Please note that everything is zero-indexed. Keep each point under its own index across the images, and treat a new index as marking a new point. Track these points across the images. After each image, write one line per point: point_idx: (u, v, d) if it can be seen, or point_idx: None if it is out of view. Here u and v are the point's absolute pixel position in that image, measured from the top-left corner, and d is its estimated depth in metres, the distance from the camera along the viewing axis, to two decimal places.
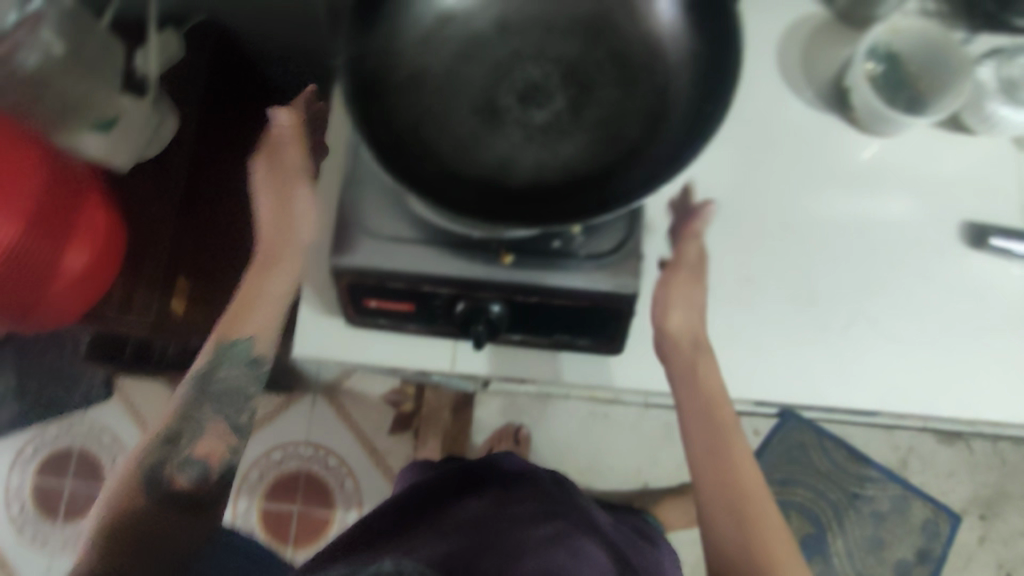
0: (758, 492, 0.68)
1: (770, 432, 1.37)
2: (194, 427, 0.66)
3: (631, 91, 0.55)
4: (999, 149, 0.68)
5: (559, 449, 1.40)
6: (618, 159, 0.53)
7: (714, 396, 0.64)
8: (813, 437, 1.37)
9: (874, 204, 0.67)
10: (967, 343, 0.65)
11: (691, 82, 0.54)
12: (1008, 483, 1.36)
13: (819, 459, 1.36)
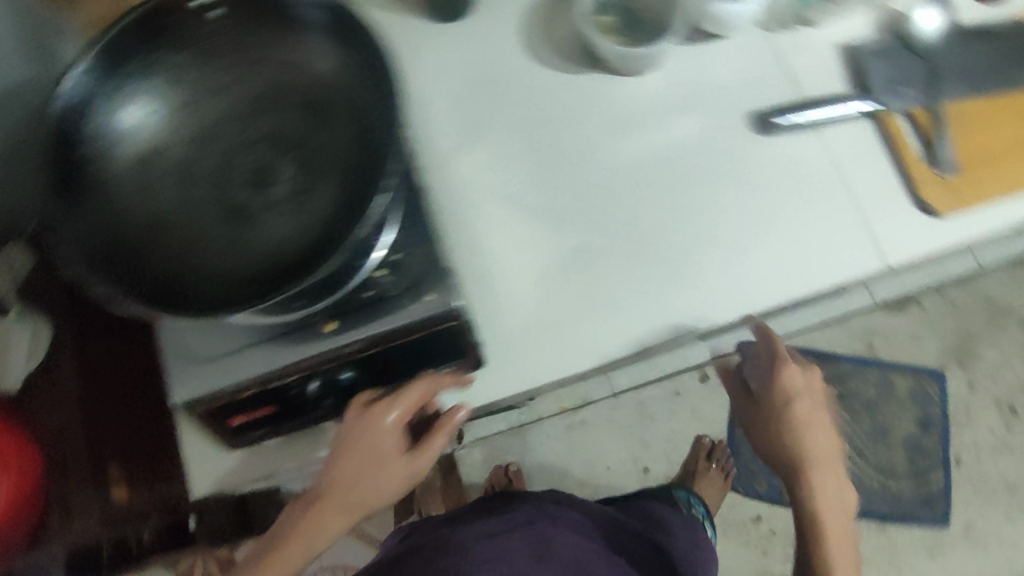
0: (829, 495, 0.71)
1: None
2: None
3: (332, 126, 0.59)
4: (752, 37, 0.71)
5: (553, 470, 1.39)
6: (357, 180, 0.57)
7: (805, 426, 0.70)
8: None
9: (658, 133, 0.70)
10: (798, 220, 0.67)
11: (370, 85, 0.57)
12: (969, 323, 1.37)
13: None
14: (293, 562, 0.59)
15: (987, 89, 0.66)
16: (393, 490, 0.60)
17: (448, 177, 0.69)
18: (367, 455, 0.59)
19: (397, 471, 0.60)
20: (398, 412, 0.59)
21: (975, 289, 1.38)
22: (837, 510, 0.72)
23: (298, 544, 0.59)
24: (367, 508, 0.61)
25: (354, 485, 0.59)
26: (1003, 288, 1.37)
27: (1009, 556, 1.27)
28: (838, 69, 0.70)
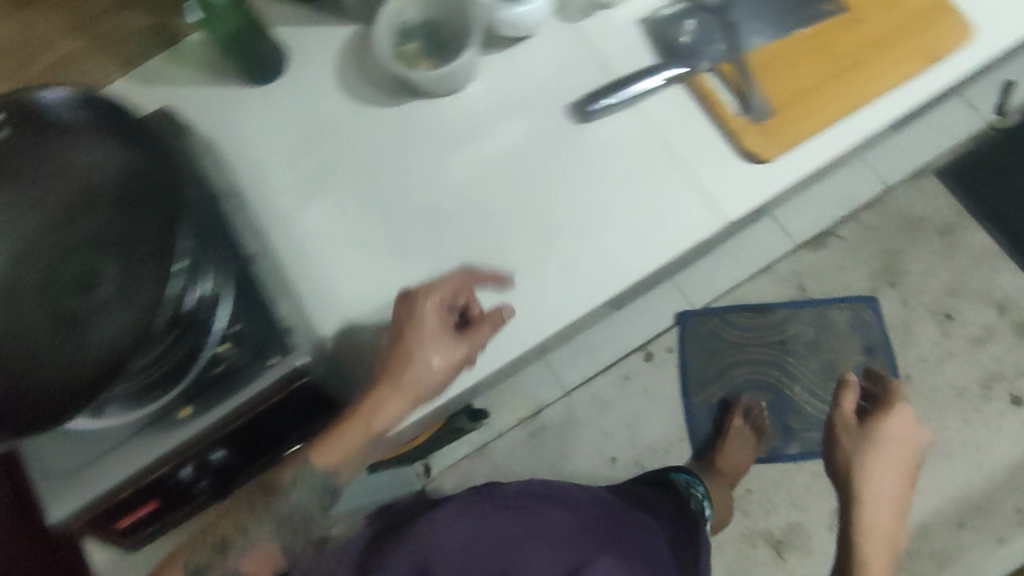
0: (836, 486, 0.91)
1: (680, 342, 1.39)
2: (223, 553, 0.61)
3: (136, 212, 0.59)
4: (556, 31, 0.72)
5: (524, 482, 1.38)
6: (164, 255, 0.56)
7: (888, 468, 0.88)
8: (721, 320, 1.38)
9: (486, 144, 0.71)
10: (633, 198, 0.68)
11: (160, 166, 0.59)
12: (889, 241, 1.39)
13: (739, 332, 1.37)
14: (346, 441, 0.61)
15: (783, 31, 0.68)
16: (440, 368, 0.63)
17: (290, 235, 0.69)
18: (411, 332, 0.62)
19: (443, 351, 0.63)
20: (440, 290, 0.63)
21: (886, 209, 1.41)
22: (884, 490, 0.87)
23: (360, 411, 0.61)
24: (412, 386, 0.62)
25: (404, 357, 0.62)
26: (912, 202, 1.41)
27: (976, 457, 1.29)
28: (643, 44, 0.71)
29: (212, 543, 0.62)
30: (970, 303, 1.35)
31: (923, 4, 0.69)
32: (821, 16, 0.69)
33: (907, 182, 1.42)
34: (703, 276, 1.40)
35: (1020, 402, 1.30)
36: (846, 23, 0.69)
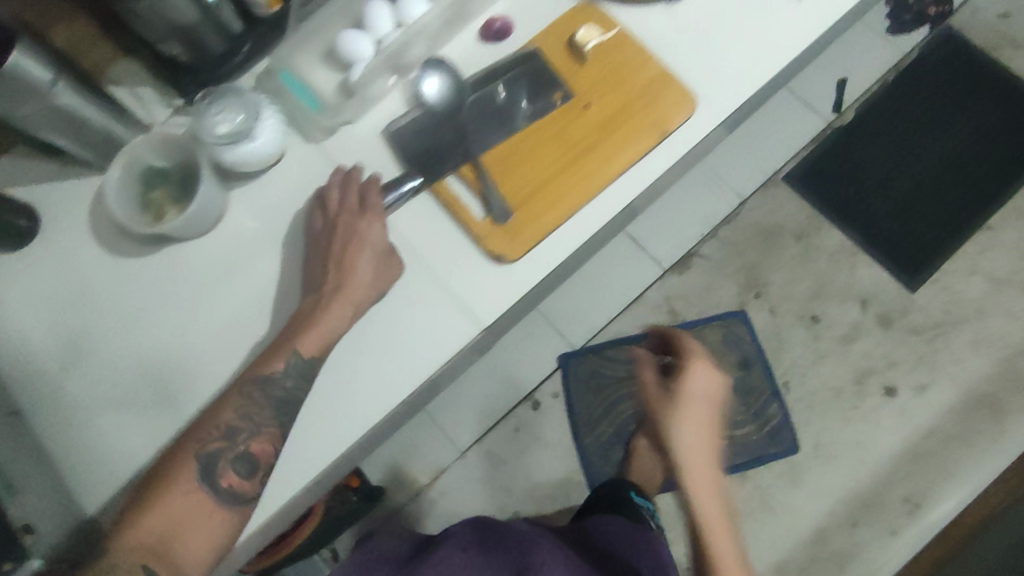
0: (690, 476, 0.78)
1: (564, 383, 1.40)
2: (232, 438, 0.62)
3: None
4: (303, 155, 0.73)
5: None
6: None
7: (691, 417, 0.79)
8: (600, 358, 1.39)
9: (244, 278, 0.71)
10: (393, 313, 0.68)
11: None
12: (749, 255, 1.42)
13: (619, 367, 1.38)
14: (327, 327, 0.64)
15: (514, 124, 0.70)
16: (382, 283, 0.67)
17: (53, 411, 0.68)
18: (359, 246, 0.66)
19: (371, 254, 0.66)
20: (375, 198, 0.68)
21: (743, 222, 1.44)
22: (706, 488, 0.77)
23: (326, 323, 0.64)
24: (363, 298, 0.66)
25: (353, 266, 0.65)
26: (766, 213, 1.44)
27: (860, 452, 1.31)
28: (387, 156, 0.72)
29: (216, 433, 0.62)
30: (834, 303, 1.39)
31: (647, 79, 0.70)
32: (549, 106, 0.70)
33: (760, 192, 1.46)
34: (572, 314, 1.41)
35: (894, 392, 1.33)
36: (575, 109, 0.70)
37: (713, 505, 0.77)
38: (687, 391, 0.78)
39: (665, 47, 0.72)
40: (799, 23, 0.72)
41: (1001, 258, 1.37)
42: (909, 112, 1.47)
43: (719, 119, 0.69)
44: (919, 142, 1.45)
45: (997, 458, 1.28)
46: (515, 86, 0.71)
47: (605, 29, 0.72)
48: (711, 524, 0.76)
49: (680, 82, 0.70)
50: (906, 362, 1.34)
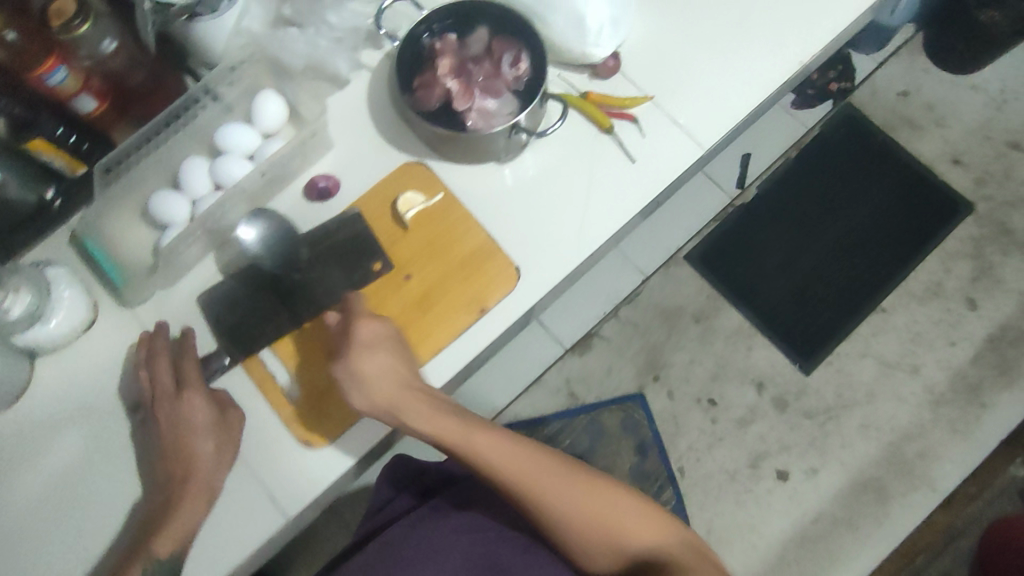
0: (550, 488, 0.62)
1: None
2: None
3: None
4: (119, 323, 0.71)
5: None
6: None
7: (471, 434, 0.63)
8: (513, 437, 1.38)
9: (45, 458, 0.67)
10: None
11: None
12: (648, 336, 1.43)
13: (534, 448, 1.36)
14: (185, 518, 0.62)
15: (331, 297, 0.69)
16: (228, 454, 0.65)
17: None
18: (189, 427, 0.64)
19: (202, 430, 0.64)
20: (193, 374, 0.66)
21: (644, 302, 1.44)
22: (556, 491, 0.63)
23: (183, 514, 0.62)
24: (215, 474, 0.64)
25: (189, 449, 0.63)
26: (666, 293, 1.45)
27: (750, 538, 1.32)
28: (204, 327, 0.70)
29: None
30: (731, 386, 1.40)
31: (468, 250, 0.68)
32: (367, 278, 0.68)
33: (661, 272, 1.46)
34: (472, 397, 1.39)
35: (786, 476, 1.35)
36: (394, 281, 0.69)
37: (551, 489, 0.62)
38: (382, 388, 0.62)
39: (490, 214, 0.69)
40: (627, 192, 0.69)
41: (892, 342, 1.40)
42: (810, 193, 1.47)
43: (542, 293, 0.68)
44: (818, 224, 1.46)
45: (882, 545, 1.30)
46: (334, 257, 0.69)
47: (431, 192, 0.70)
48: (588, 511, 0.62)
49: (501, 256, 0.68)
50: (798, 447, 1.37)
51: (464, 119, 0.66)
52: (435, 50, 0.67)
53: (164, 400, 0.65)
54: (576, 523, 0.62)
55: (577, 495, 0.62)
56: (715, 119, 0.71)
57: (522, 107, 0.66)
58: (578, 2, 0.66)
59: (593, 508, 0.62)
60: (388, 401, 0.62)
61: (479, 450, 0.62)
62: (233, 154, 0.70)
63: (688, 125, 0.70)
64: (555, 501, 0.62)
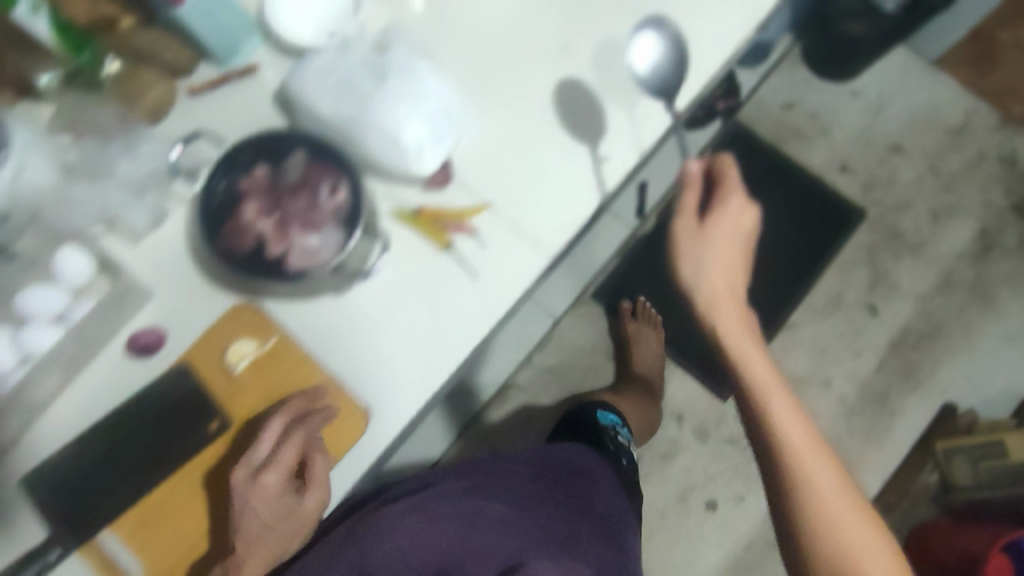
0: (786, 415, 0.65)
1: None
2: None
3: None
4: None
5: None
6: None
7: (741, 346, 0.71)
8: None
9: None
10: None
11: None
12: (566, 382, 1.41)
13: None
14: None
15: (167, 466, 0.62)
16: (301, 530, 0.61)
17: None
18: (251, 517, 0.59)
19: (276, 505, 0.60)
20: (288, 450, 0.60)
21: (556, 346, 1.43)
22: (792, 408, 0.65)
23: None
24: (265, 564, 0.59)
25: (257, 535, 0.59)
26: (578, 334, 1.44)
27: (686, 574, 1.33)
28: (21, 517, 0.62)
29: None
30: None
31: (311, 397, 0.63)
32: (204, 439, 0.63)
33: (569, 315, 1.44)
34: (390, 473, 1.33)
35: (715, 506, 1.35)
36: (238, 440, 0.64)
37: (784, 409, 0.65)
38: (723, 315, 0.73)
39: (332, 351, 0.65)
40: (470, 315, 0.65)
41: (801, 357, 1.43)
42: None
43: (395, 433, 0.64)
44: None
45: None
46: (165, 426, 0.63)
47: (264, 336, 0.64)
48: (809, 466, 0.61)
49: (345, 402, 0.63)
50: (724, 475, 1.37)
51: (282, 262, 0.60)
52: (241, 190, 0.61)
53: (244, 473, 0.60)
54: (821, 536, 0.58)
55: (816, 463, 0.61)
56: (557, 226, 0.67)
57: (346, 237, 0.61)
58: (394, 119, 0.62)
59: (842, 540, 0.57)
60: (711, 281, 0.75)
61: (773, 412, 0.65)
62: (22, 326, 0.61)
63: (529, 234, 0.67)
64: (809, 476, 0.60)
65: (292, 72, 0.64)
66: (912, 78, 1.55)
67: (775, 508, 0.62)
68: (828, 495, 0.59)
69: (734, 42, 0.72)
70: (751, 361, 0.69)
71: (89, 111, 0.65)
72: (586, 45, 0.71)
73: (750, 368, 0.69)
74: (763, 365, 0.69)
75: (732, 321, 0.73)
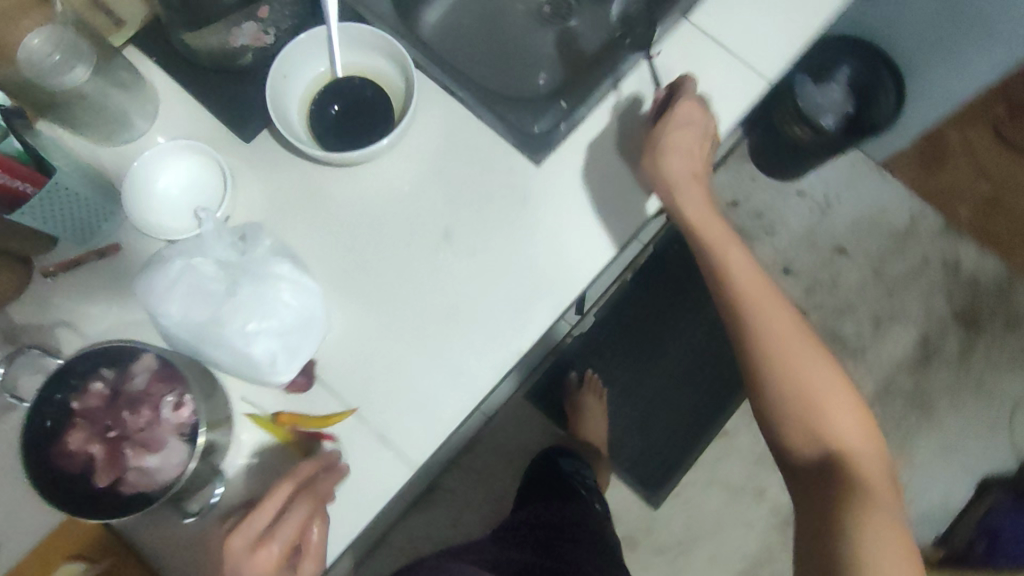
0: (780, 324, 0.69)
1: None
2: None
3: None
4: None
5: None
6: None
7: (729, 262, 0.72)
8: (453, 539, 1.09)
9: None
10: None
11: None
12: (494, 485, 1.38)
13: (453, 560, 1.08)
14: None
15: None
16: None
17: None
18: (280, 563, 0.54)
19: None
20: (289, 528, 0.55)
21: (488, 446, 1.39)
22: (784, 329, 0.69)
23: None
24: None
25: None
26: (508, 435, 1.40)
27: None
28: None
29: None
30: None
31: None
32: None
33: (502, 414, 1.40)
34: None
35: None
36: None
37: (786, 328, 0.69)
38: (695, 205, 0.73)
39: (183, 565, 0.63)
40: (352, 506, 0.63)
41: (737, 464, 1.40)
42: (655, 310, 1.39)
43: None
44: (659, 344, 1.39)
45: None
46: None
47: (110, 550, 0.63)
48: (819, 390, 0.66)
49: None
50: None
51: (121, 489, 0.56)
52: (75, 412, 0.56)
53: (241, 542, 0.54)
54: (832, 434, 0.65)
55: (814, 374, 0.67)
56: (430, 431, 0.65)
57: (191, 452, 0.57)
58: (249, 330, 0.59)
59: (803, 419, 0.66)
60: (695, 223, 0.73)
61: (763, 316, 0.69)
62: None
63: (408, 432, 0.65)
64: (808, 389, 0.66)
65: (143, 278, 0.61)
66: (860, 178, 1.53)
67: (772, 423, 0.68)
68: (819, 398, 0.66)
69: (636, 218, 0.73)
70: (742, 280, 0.71)
71: None
72: (467, 233, 0.70)
73: (733, 288, 0.71)
74: (754, 283, 0.71)
75: (714, 232, 0.73)
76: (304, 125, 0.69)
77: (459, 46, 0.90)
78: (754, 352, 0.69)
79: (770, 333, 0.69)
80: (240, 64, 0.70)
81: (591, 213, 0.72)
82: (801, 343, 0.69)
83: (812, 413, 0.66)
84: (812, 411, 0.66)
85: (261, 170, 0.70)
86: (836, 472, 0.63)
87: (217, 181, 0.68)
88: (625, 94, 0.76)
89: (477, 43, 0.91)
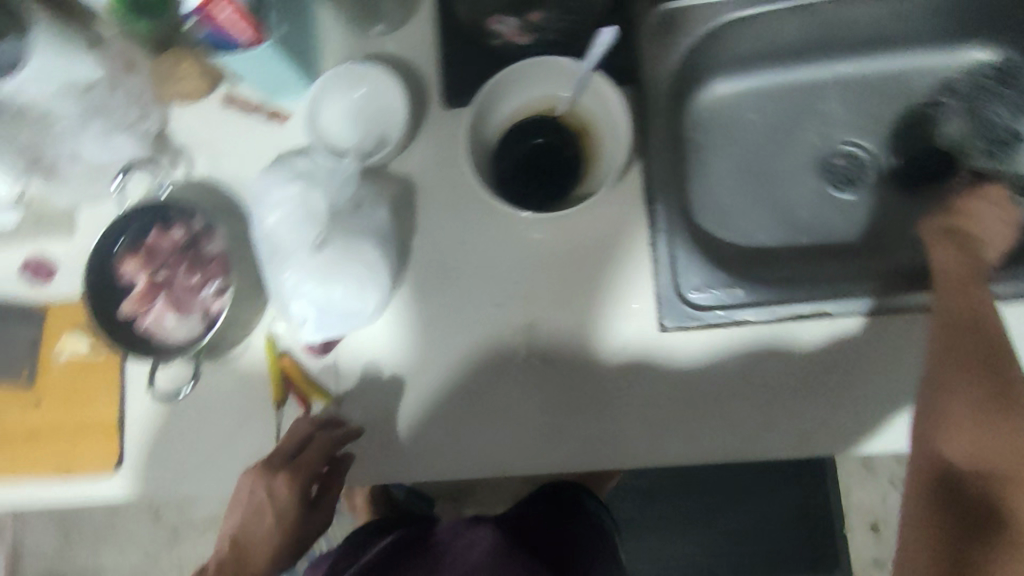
0: (999, 361, 0.53)
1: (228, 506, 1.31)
2: None
3: None
4: None
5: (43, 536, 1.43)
6: None
7: (977, 299, 0.56)
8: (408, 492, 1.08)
9: None
10: None
11: None
12: None
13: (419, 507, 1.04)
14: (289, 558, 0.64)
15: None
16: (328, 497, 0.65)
17: None
18: (275, 517, 0.60)
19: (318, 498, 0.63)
20: (281, 487, 0.60)
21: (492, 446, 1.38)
22: (990, 382, 0.51)
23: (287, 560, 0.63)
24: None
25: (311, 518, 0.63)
26: None
27: None
28: None
29: None
30: None
31: (90, 412, 0.67)
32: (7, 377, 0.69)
33: None
34: None
35: None
36: (21, 400, 0.69)
37: (976, 381, 0.52)
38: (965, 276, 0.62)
39: (137, 405, 0.66)
40: None
41: None
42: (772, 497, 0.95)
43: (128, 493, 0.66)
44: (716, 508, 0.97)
45: None
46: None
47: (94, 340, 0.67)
48: (996, 434, 0.49)
49: (109, 437, 0.66)
50: None
51: (138, 322, 0.62)
52: (148, 242, 0.63)
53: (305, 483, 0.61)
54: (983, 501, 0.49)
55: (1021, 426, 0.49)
56: (398, 470, 0.64)
57: (200, 334, 0.61)
58: (301, 286, 0.60)
59: (986, 436, 0.50)
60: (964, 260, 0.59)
61: (961, 345, 0.54)
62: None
63: (401, 458, 0.64)
64: (998, 442, 0.49)
65: (263, 179, 0.63)
66: None
67: (920, 440, 0.53)
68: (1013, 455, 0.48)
69: (747, 444, 0.63)
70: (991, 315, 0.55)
71: (117, 66, 0.64)
72: (554, 329, 0.65)
73: (973, 305, 0.55)
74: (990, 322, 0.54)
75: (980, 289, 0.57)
76: (498, 129, 0.65)
77: (710, 137, 0.78)
78: (937, 376, 0.53)
79: (976, 374, 0.52)
80: (490, 44, 0.65)
81: (685, 392, 0.64)
82: (979, 385, 0.51)
83: (999, 417, 0.50)
84: (990, 408, 0.50)
85: (438, 143, 0.67)
86: (981, 495, 0.49)
87: (400, 128, 0.65)
88: (842, 333, 0.63)
89: (731, 145, 0.78)
